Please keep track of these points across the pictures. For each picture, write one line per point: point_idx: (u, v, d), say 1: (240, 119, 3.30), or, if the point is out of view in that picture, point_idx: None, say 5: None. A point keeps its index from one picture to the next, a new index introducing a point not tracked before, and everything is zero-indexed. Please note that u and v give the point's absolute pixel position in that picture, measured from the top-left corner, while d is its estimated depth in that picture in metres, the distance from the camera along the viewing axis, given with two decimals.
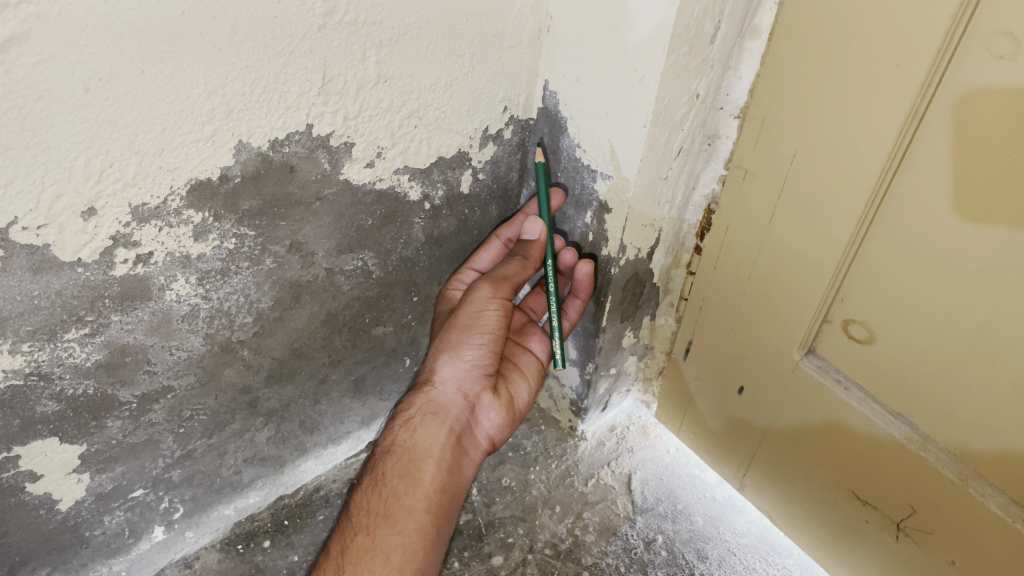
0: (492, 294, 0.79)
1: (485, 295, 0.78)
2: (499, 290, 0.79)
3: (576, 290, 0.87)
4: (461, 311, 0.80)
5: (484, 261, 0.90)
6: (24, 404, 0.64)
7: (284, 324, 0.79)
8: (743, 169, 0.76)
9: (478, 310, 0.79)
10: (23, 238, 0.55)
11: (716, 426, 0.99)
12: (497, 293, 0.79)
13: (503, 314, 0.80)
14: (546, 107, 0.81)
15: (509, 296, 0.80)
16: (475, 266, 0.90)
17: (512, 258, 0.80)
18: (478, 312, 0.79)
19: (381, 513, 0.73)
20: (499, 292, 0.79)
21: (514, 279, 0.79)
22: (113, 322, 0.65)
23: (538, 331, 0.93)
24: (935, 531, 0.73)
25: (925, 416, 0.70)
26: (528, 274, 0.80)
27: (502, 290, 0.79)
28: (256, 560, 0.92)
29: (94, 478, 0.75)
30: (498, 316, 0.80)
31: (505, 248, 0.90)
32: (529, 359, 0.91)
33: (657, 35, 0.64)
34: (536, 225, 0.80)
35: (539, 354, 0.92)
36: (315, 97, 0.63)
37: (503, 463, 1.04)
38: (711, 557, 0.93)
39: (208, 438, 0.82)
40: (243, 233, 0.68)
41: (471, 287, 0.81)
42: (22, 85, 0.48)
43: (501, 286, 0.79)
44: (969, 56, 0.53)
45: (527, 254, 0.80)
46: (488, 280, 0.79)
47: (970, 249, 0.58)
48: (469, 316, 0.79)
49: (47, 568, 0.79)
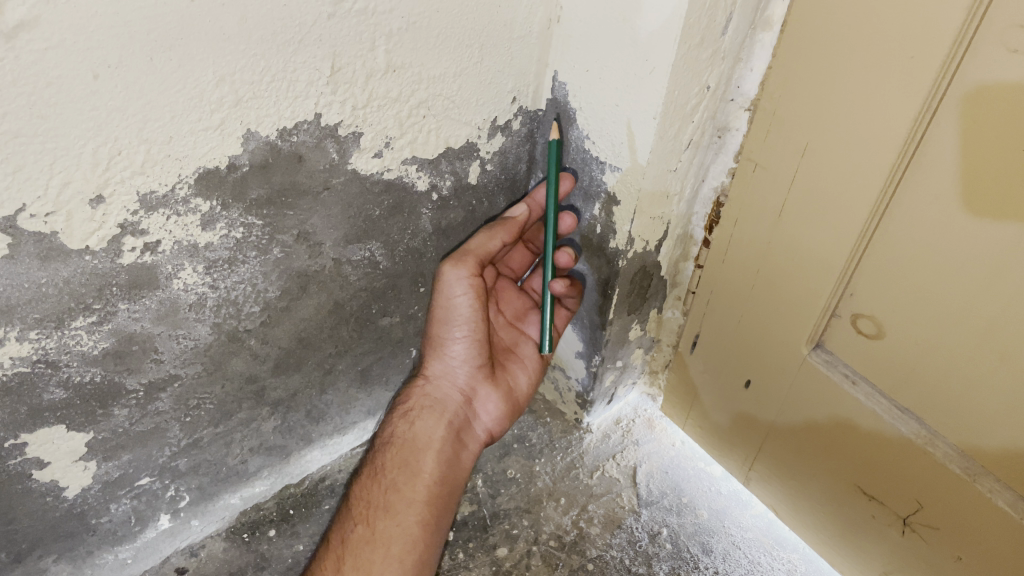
0: (456, 273, 0.78)
1: (450, 276, 0.78)
2: (461, 266, 0.77)
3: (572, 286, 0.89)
4: (438, 305, 0.81)
5: None
6: (31, 392, 0.64)
7: (291, 314, 0.79)
8: (753, 162, 0.76)
9: (450, 298, 0.79)
10: (30, 226, 0.55)
11: (722, 420, 0.98)
12: (460, 271, 0.78)
13: (471, 293, 0.79)
14: (555, 98, 0.80)
15: (473, 270, 0.78)
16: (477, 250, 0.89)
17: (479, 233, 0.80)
18: (451, 298, 0.79)
19: (381, 504, 0.73)
20: (462, 268, 0.77)
21: (476, 251, 0.78)
22: (120, 310, 0.65)
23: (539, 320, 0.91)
24: (941, 527, 0.73)
25: (933, 410, 0.69)
26: (496, 245, 0.79)
27: (465, 265, 0.77)
28: (262, 549, 0.92)
29: (100, 466, 0.75)
30: (467, 296, 0.79)
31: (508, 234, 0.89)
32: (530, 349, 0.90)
33: (668, 27, 0.64)
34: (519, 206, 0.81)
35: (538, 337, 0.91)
36: (323, 86, 0.63)
37: (508, 454, 1.04)
38: (715, 551, 0.93)
39: (214, 427, 0.82)
40: (250, 222, 0.68)
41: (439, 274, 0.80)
42: (31, 72, 0.48)
43: (464, 261, 0.77)
44: (985, 49, 0.52)
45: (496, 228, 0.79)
46: (451, 259, 0.78)
47: (982, 242, 0.58)
48: (445, 308, 0.80)
49: (53, 555, 0.79)
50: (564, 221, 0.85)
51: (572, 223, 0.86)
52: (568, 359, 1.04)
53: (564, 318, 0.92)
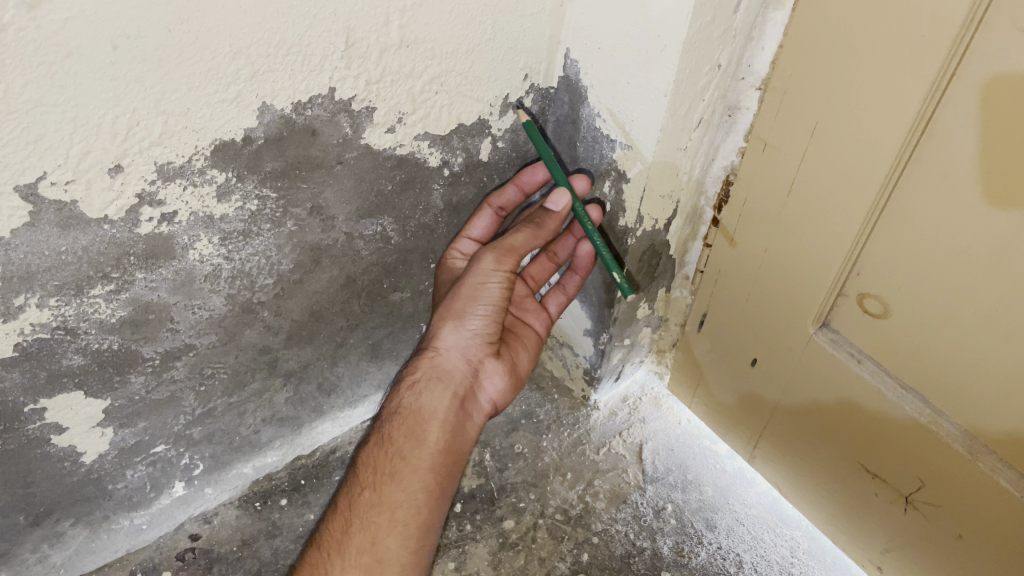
0: (495, 265, 0.78)
1: (489, 266, 0.78)
2: (504, 262, 0.78)
3: (575, 267, 0.89)
4: (464, 281, 0.79)
5: (479, 229, 0.88)
6: (50, 358, 0.65)
7: (304, 287, 0.80)
8: (762, 141, 0.76)
9: (483, 281, 0.78)
10: (51, 194, 0.56)
11: (729, 399, 0.99)
12: (502, 265, 0.78)
13: (506, 286, 0.79)
14: (567, 76, 0.81)
15: (513, 268, 0.79)
16: (470, 235, 0.88)
17: (521, 228, 0.79)
18: (481, 283, 0.79)
19: (387, 471, 0.74)
20: (503, 264, 0.78)
21: (520, 251, 0.78)
22: (137, 279, 0.66)
23: (536, 305, 0.92)
24: (942, 504, 0.74)
25: (936, 389, 0.70)
26: (538, 243, 0.79)
27: (507, 262, 0.78)
28: (273, 518, 0.94)
29: (117, 432, 0.76)
30: (502, 287, 0.79)
31: (496, 218, 0.88)
32: (528, 330, 0.91)
33: (679, 5, 0.63)
34: (562, 197, 0.78)
35: (539, 329, 0.92)
36: (338, 60, 0.64)
37: (516, 430, 1.05)
38: (719, 527, 0.94)
39: (228, 397, 0.84)
40: (265, 194, 0.69)
41: (476, 258, 0.80)
42: (53, 41, 0.49)
43: (506, 257, 0.78)
44: (995, 28, 0.52)
45: (540, 222, 0.79)
46: (493, 251, 0.78)
47: (991, 221, 0.58)
48: (473, 288, 0.79)
49: (70, 519, 0.81)
50: (578, 184, 0.84)
51: (586, 186, 0.84)
52: (576, 337, 1.05)
53: (560, 304, 0.93)
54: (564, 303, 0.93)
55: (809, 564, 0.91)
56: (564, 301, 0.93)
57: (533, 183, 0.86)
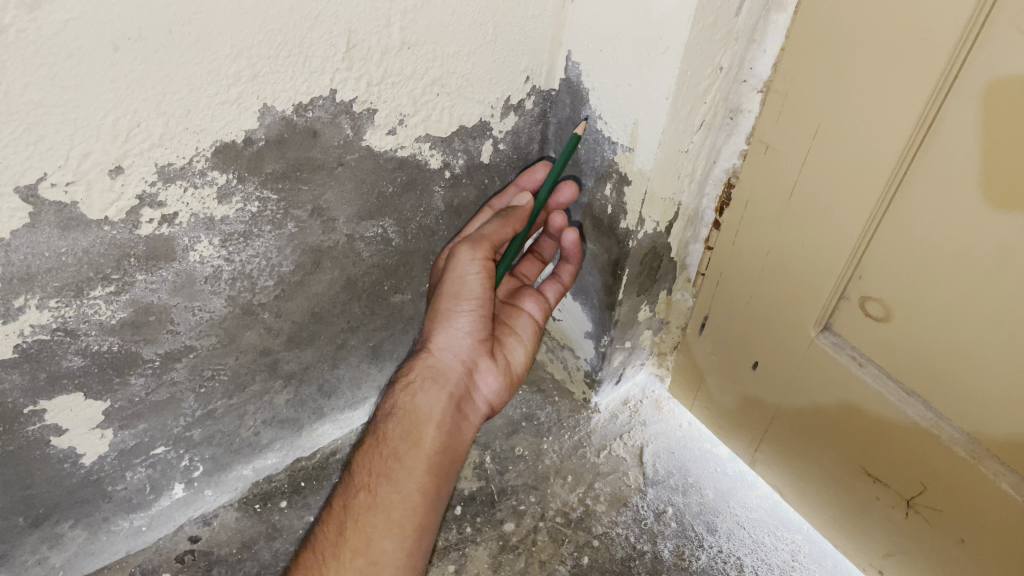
0: (471, 256, 0.77)
1: (465, 257, 0.77)
2: (478, 251, 0.77)
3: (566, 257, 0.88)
4: (445, 279, 0.79)
5: (474, 229, 0.87)
6: (50, 359, 0.65)
7: (305, 289, 0.80)
8: (764, 144, 0.76)
9: (462, 275, 0.77)
10: (51, 195, 0.56)
11: (730, 402, 0.99)
12: (476, 254, 0.77)
13: (487, 276, 0.78)
14: (569, 78, 0.81)
15: (490, 255, 0.78)
16: (465, 235, 0.88)
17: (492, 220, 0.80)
18: (462, 277, 0.78)
19: (383, 473, 0.73)
20: (478, 254, 0.77)
21: (492, 238, 0.77)
22: (137, 281, 0.66)
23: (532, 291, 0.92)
24: (943, 508, 0.74)
25: (939, 393, 0.70)
26: (509, 234, 0.79)
27: (481, 250, 0.77)
28: (273, 520, 0.94)
29: (117, 434, 0.76)
30: (482, 279, 0.78)
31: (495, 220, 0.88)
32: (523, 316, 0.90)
33: (682, 8, 0.63)
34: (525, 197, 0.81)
35: (534, 314, 0.91)
36: (339, 62, 0.64)
37: (517, 432, 1.05)
38: (719, 530, 0.94)
39: (228, 399, 0.84)
40: (265, 196, 0.69)
41: (452, 252, 0.79)
42: (54, 42, 0.49)
43: (480, 245, 0.77)
44: (998, 31, 0.52)
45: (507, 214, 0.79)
46: (467, 243, 0.78)
47: (993, 223, 0.58)
48: (454, 283, 0.78)
49: (70, 521, 0.81)
50: (565, 191, 0.85)
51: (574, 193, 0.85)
52: (577, 339, 1.04)
53: (557, 291, 0.92)
54: (561, 291, 0.92)
55: (809, 568, 0.91)
56: (561, 288, 0.92)
57: (533, 182, 0.86)
